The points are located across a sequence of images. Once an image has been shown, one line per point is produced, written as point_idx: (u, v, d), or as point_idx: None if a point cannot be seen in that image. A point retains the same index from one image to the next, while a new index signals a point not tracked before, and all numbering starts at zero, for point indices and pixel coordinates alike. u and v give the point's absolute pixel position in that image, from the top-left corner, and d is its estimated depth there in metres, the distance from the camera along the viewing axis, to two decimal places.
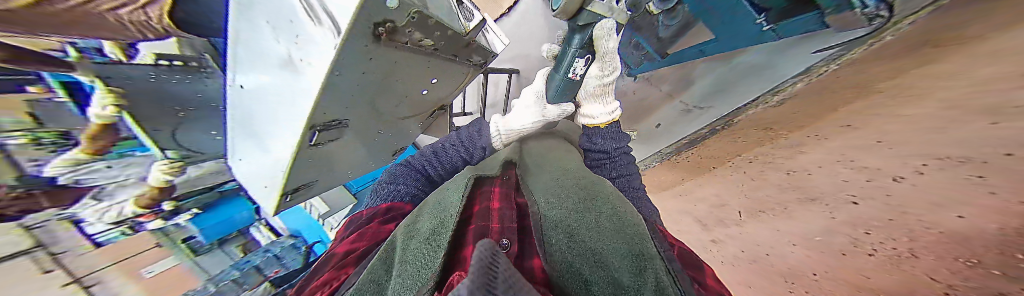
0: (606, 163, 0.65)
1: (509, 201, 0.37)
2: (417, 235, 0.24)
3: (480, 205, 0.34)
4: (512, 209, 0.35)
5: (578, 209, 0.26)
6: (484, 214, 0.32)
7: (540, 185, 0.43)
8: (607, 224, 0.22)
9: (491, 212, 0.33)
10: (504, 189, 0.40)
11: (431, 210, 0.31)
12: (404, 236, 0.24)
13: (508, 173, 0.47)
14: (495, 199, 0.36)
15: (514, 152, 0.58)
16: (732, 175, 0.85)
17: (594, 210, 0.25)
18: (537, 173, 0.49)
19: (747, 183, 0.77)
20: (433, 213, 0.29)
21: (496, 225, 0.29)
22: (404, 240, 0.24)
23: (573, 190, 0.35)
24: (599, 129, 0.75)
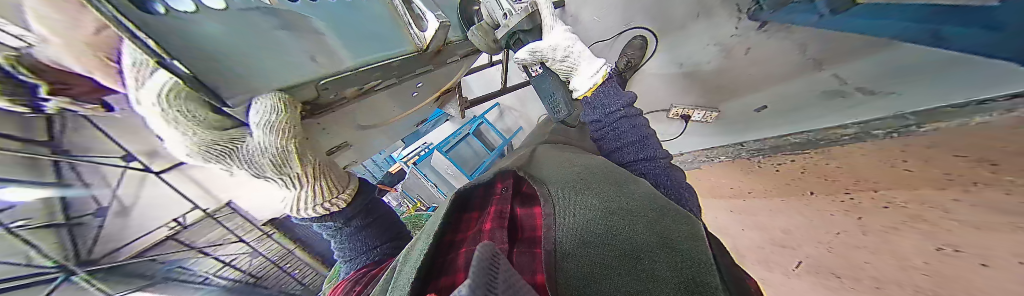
0: (609, 131, 0.58)
1: (502, 219, 0.34)
2: (408, 262, 0.26)
3: (475, 228, 0.35)
4: (505, 228, 0.33)
5: (605, 228, 0.24)
6: (476, 238, 0.32)
7: (552, 177, 0.40)
8: (652, 249, 0.19)
9: (482, 235, 0.32)
10: (501, 206, 0.38)
11: (421, 238, 0.31)
12: (404, 256, 0.30)
13: (506, 185, 0.44)
14: (489, 220, 0.35)
15: (521, 159, 0.53)
16: (826, 210, 0.60)
17: (632, 217, 0.24)
18: (547, 170, 0.44)
19: (841, 228, 0.55)
20: (429, 233, 0.31)
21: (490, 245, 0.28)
22: (401, 267, 0.26)
23: (600, 184, 0.33)
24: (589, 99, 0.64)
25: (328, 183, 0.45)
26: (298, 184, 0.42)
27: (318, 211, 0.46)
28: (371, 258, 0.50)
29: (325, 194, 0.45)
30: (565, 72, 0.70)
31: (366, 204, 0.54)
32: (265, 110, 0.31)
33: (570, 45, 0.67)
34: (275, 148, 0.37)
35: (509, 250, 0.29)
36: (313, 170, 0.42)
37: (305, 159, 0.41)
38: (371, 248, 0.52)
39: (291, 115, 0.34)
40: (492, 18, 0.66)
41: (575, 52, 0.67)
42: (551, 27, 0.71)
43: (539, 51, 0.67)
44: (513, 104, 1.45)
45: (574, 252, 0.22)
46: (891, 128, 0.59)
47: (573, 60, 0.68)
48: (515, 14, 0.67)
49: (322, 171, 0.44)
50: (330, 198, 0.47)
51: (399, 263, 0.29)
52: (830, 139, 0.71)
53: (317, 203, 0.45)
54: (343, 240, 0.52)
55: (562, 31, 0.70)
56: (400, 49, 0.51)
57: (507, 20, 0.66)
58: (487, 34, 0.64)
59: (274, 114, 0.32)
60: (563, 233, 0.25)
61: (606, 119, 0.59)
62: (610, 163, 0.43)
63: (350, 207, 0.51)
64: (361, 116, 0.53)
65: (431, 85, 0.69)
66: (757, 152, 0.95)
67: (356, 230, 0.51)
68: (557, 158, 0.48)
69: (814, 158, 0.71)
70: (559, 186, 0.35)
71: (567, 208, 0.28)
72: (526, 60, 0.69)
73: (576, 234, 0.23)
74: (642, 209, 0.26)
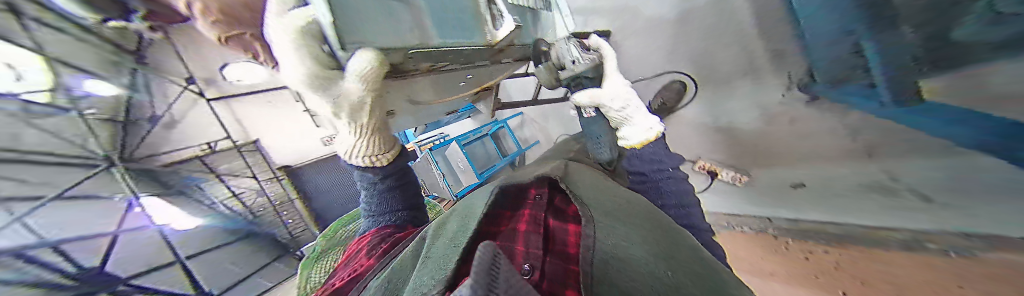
0: (652, 190, 0.55)
1: (537, 223, 0.37)
2: (431, 260, 0.29)
3: (509, 226, 0.39)
4: (539, 233, 0.34)
5: (655, 264, 0.21)
6: (510, 235, 0.35)
7: (592, 200, 0.38)
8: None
9: (517, 234, 0.35)
10: (534, 211, 0.41)
11: (447, 236, 0.34)
12: (431, 240, 0.35)
13: (541, 193, 0.45)
14: (524, 221, 0.38)
15: (558, 167, 0.52)
16: None
17: (682, 270, 0.22)
18: (586, 190, 0.42)
19: None
20: (451, 236, 0.34)
21: (521, 247, 0.31)
22: (423, 263, 0.29)
23: (642, 225, 0.31)
24: (637, 151, 0.62)
25: (378, 142, 0.46)
26: (362, 134, 0.42)
27: (363, 163, 0.47)
28: (394, 219, 0.51)
29: (373, 151, 0.46)
30: (619, 120, 0.67)
31: (400, 167, 0.54)
32: (363, 63, 0.30)
33: (630, 98, 0.66)
34: (354, 96, 0.35)
35: (543, 257, 0.30)
36: (371, 127, 0.42)
37: (368, 115, 0.40)
38: (393, 209, 0.52)
39: (382, 72, 0.33)
40: (560, 60, 0.69)
41: (633, 106, 0.66)
42: (613, 78, 0.71)
43: (599, 98, 0.65)
44: (535, 116, 1.43)
45: (623, 264, 0.20)
46: None
47: (631, 113, 0.65)
48: (584, 62, 0.67)
49: (376, 129, 0.44)
50: (377, 154, 0.48)
51: (428, 245, 0.34)
52: None
53: (364, 155, 0.46)
54: (370, 197, 0.52)
55: (624, 84, 0.69)
56: (473, 39, 0.53)
57: (575, 66, 0.66)
58: (553, 72, 0.69)
59: (370, 69, 0.31)
60: (606, 251, 0.23)
61: (651, 173, 0.58)
62: (651, 207, 0.41)
63: (389, 166, 0.52)
64: (417, 92, 0.56)
65: (476, 79, 0.72)
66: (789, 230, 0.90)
67: (385, 189, 0.51)
68: (596, 182, 0.46)
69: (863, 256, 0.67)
70: (602, 213, 0.33)
71: (614, 233, 0.27)
72: (584, 104, 0.67)
73: (624, 255, 0.22)
74: (692, 266, 0.23)
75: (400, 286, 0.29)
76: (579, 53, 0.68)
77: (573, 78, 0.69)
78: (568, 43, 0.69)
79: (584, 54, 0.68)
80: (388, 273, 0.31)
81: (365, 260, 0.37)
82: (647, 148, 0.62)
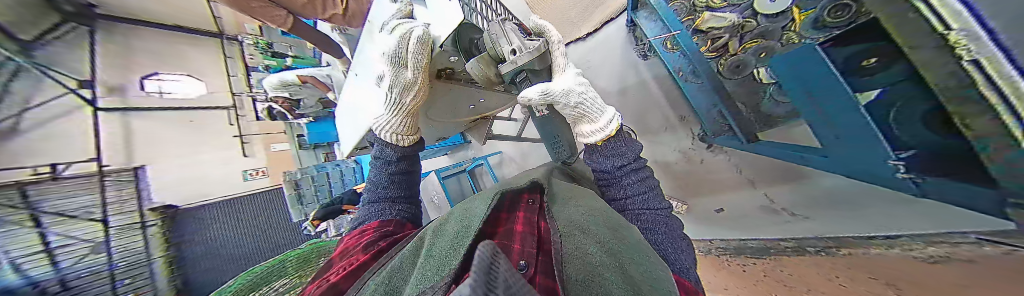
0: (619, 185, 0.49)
1: (535, 226, 0.38)
2: (435, 254, 0.28)
3: (506, 227, 0.39)
4: (535, 236, 0.36)
5: (620, 280, 0.23)
6: (509, 236, 0.36)
7: (569, 212, 0.39)
8: None
9: (514, 235, 0.36)
10: (527, 214, 0.42)
11: (456, 228, 0.34)
12: (431, 239, 0.32)
13: (534, 197, 0.47)
14: (520, 223, 0.39)
15: (546, 177, 0.56)
16: None
17: (646, 281, 0.24)
18: (565, 201, 0.44)
19: None
20: (457, 228, 0.33)
21: (516, 247, 0.33)
22: (427, 254, 0.29)
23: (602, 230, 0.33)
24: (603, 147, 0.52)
25: (408, 123, 0.59)
26: (399, 109, 0.57)
27: (390, 138, 0.58)
28: (394, 208, 0.56)
29: (399, 128, 0.59)
30: (575, 117, 0.56)
31: (412, 154, 0.62)
32: (417, 48, 0.51)
33: (584, 90, 0.55)
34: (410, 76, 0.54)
35: (536, 257, 0.32)
36: (409, 109, 0.58)
37: (412, 96, 0.57)
38: (394, 200, 0.57)
39: (426, 57, 0.53)
40: (497, 50, 0.56)
41: (592, 99, 0.54)
42: (562, 68, 0.58)
43: (550, 94, 0.53)
44: (513, 155, 1.51)
45: (589, 282, 0.23)
46: (817, 246, 0.74)
47: (588, 107, 0.54)
48: (528, 52, 0.51)
49: (407, 109, 0.58)
50: (402, 135, 0.60)
51: (428, 244, 0.31)
52: (778, 247, 0.84)
53: (393, 130, 0.58)
54: (378, 176, 0.59)
55: (575, 74, 0.58)
56: None
57: (516, 57, 0.51)
58: (489, 68, 0.60)
59: (420, 54, 0.52)
60: (580, 275, 0.24)
61: (614, 170, 0.49)
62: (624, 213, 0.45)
63: (407, 148, 0.61)
64: (434, 105, 0.75)
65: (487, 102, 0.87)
66: (726, 250, 1.04)
67: (392, 179, 0.58)
68: (578, 189, 0.49)
69: (771, 264, 0.80)
70: (577, 226, 0.34)
71: (585, 243, 0.29)
72: (533, 102, 0.53)
73: (587, 269, 0.25)
74: (651, 271, 0.26)
75: (401, 284, 0.27)
76: (520, 40, 0.52)
77: (516, 71, 0.56)
78: (503, 27, 0.53)
79: (526, 41, 0.53)
80: (387, 269, 0.29)
81: (359, 256, 0.39)
82: (608, 144, 0.52)
